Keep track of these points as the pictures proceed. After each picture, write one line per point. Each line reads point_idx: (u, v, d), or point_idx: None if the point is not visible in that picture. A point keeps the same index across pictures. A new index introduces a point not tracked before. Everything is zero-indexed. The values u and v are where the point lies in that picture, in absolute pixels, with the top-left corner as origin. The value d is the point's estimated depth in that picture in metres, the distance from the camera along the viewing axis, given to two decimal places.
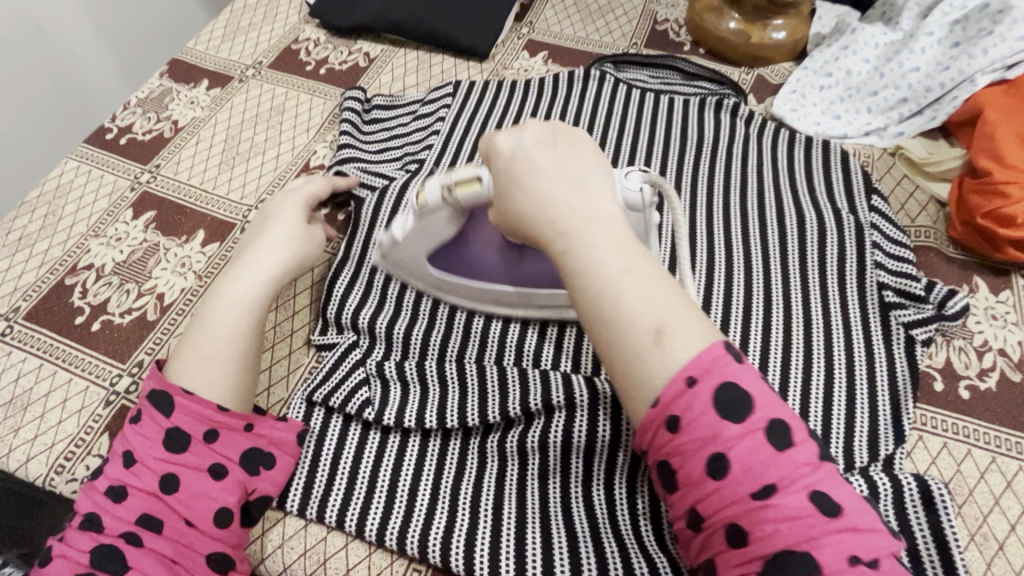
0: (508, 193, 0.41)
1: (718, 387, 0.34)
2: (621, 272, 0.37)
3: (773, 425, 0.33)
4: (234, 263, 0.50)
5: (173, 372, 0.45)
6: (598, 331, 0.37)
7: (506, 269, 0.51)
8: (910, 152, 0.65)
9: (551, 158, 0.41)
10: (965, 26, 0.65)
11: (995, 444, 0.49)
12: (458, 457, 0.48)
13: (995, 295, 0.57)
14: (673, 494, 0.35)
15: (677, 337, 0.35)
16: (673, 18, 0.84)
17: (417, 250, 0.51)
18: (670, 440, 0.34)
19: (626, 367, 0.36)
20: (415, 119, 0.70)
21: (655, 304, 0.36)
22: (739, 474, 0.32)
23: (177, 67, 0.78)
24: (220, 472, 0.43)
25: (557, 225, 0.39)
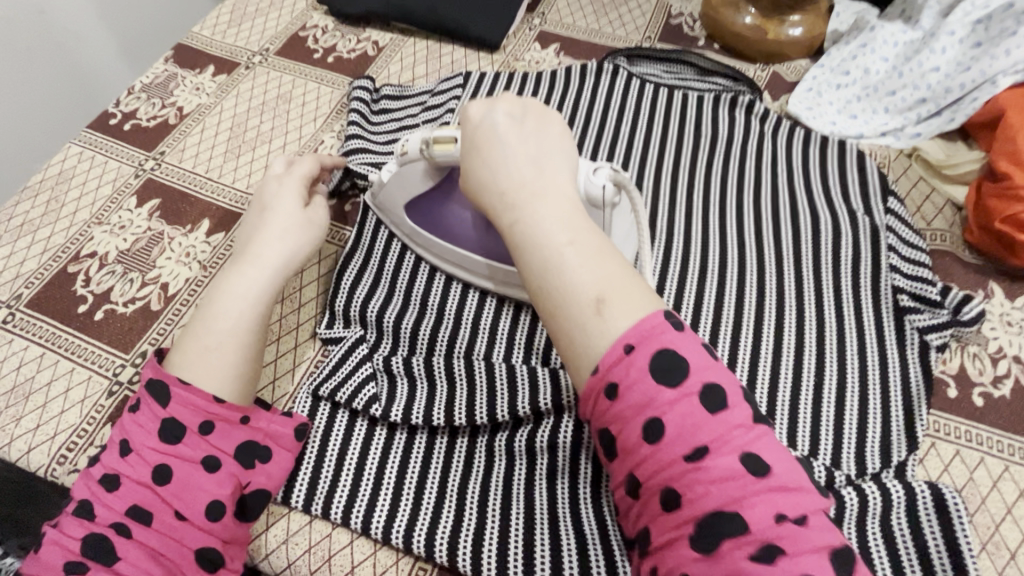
0: (469, 164, 0.42)
1: (655, 352, 0.32)
2: (565, 241, 0.36)
3: (710, 391, 0.32)
4: (240, 253, 0.49)
5: (173, 364, 0.44)
6: (538, 297, 0.36)
7: (478, 239, 0.52)
8: (927, 154, 0.64)
9: (513, 130, 0.41)
10: (988, 25, 0.63)
11: (1008, 452, 0.49)
12: (465, 456, 0.47)
13: (1010, 301, 0.56)
14: (610, 463, 0.34)
15: (619, 307, 0.33)
16: (687, 12, 0.83)
17: (398, 199, 0.54)
18: (606, 405, 0.33)
19: (567, 335, 0.34)
20: (424, 110, 0.69)
21: (597, 273, 0.35)
22: (671, 439, 0.31)
23: (183, 52, 0.77)
24: (215, 464, 0.42)
25: (509, 192, 0.38)
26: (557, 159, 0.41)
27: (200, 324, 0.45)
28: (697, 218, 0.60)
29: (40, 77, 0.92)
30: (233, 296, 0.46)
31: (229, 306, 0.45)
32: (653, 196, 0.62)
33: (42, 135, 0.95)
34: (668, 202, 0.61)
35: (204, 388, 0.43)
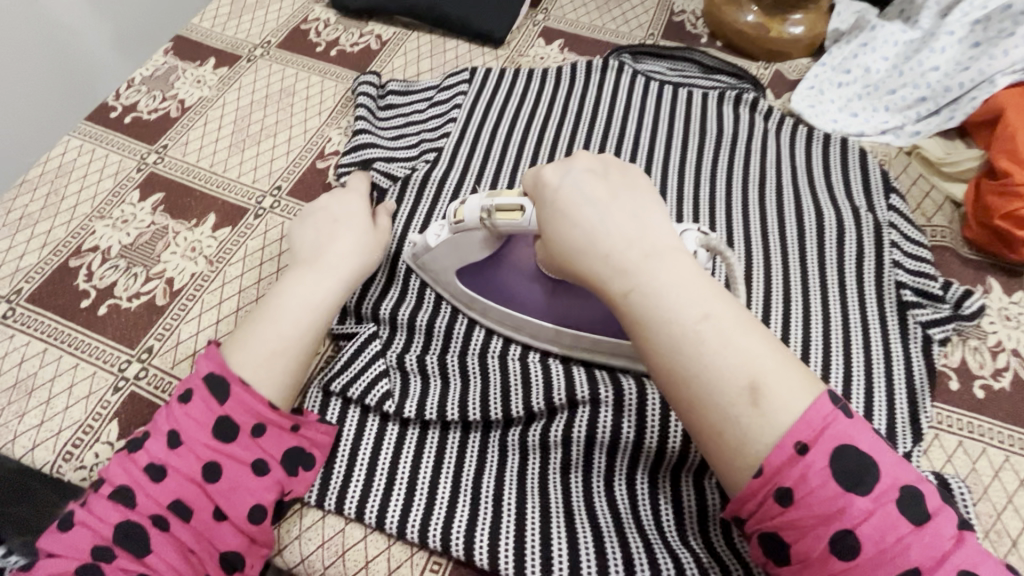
0: (561, 229, 0.41)
1: (832, 453, 0.33)
2: (703, 323, 0.36)
3: (903, 496, 0.33)
4: (308, 259, 0.51)
5: (236, 360, 0.45)
6: (684, 383, 0.36)
7: (540, 303, 0.50)
8: (927, 152, 0.65)
9: (602, 193, 0.42)
10: (986, 26, 0.65)
11: (1008, 443, 0.50)
12: (478, 452, 0.47)
13: (1008, 296, 0.57)
14: (784, 566, 0.35)
15: (774, 386, 0.35)
16: (690, 10, 0.83)
17: (448, 262, 0.51)
18: (782, 512, 0.34)
19: (724, 422, 0.35)
20: (431, 105, 0.69)
21: (743, 351, 0.36)
22: (870, 554, 0.32)
23: (183, 44, 0.76)
24: (262, 468, 0.43)
25: (624, 266, 0.39)
26: (652, 215, 0.41)
27: (263, 327, 0.47)
28: (704, 214, 0.61)
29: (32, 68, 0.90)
30: (297, 305, 0.48)
31: (291, 313, 0.47)
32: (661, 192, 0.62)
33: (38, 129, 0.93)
34: (676, 198, 0.62)
35: (261, 392, 0.44)
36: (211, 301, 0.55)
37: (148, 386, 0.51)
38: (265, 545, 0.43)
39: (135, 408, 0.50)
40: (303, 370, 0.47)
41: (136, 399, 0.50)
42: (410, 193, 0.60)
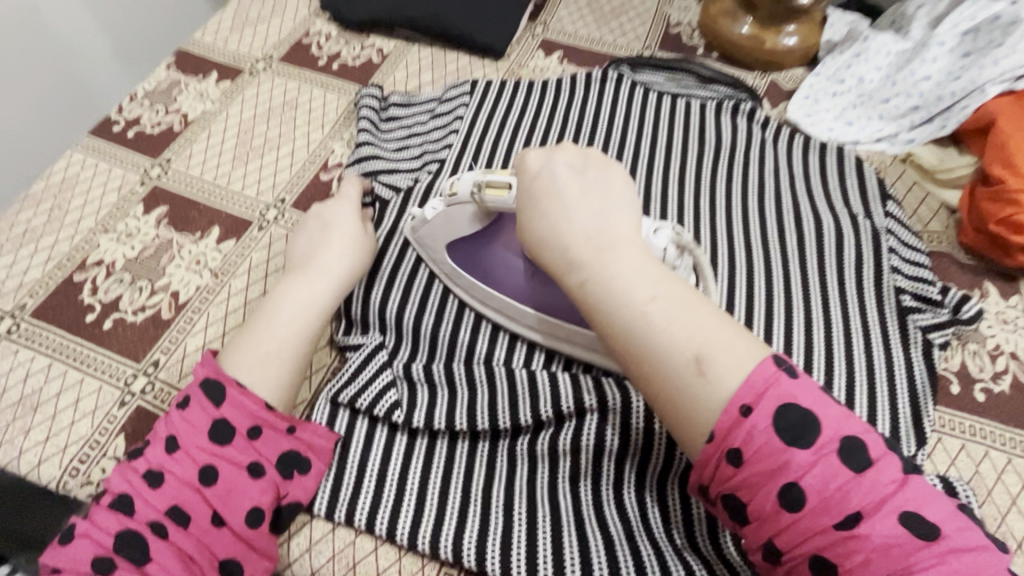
0: (529, 219, 0.42)
1: (774, 412, 0.33)
2: (651, 301, 0.37)
3: (844, 446, 0.33)
4: (301, 265, 0.52)
5: (230, 364, 0.46)
6: (633, 361, 0.37)
7: (522, 287, 0.51)
8: (920, 160, 0.66)
9: (566, 180, 0.43)
10: (975, 36, 0.67)
11: (1009, 445, 0.51)
12: (487, 461, 0.47)
13: (1005, 300, 0.58)
14: (741, 530, 0.35)
15: (722, 363, 0.35)
16: (685, 22, 0.85)
17: (440, 237, 0.53)
18: (730, 472, 0.34)
19: (672, 400, 0.35)
20: (434, 117, 0.70)
21: (692, 330, 0.36)
22: (813, 502, 0.32)
23: (185, 59, 0.76)
24: (258, 470, 0.43)
25: (578, 252, 0.40)
26: (616, 206, 0.42)
27: (258, 332, 0.47)
28: (705, 222, 0.61)
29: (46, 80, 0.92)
30: (291, 309, 0.49)
31: (286, 316, 0.49)
32: (662, 200, 0.63)
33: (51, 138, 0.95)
34: (676, 206, 0.62)
35: (257, 393, 0.45)
36: (217, 314, 0.55)
37: (154, 400, 0.51)
38: (265, 553, 0.43)
39: (142, 423, 0.50)
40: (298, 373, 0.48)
41: (143, 414, 0.50)
42: (412, 204, 0.60)
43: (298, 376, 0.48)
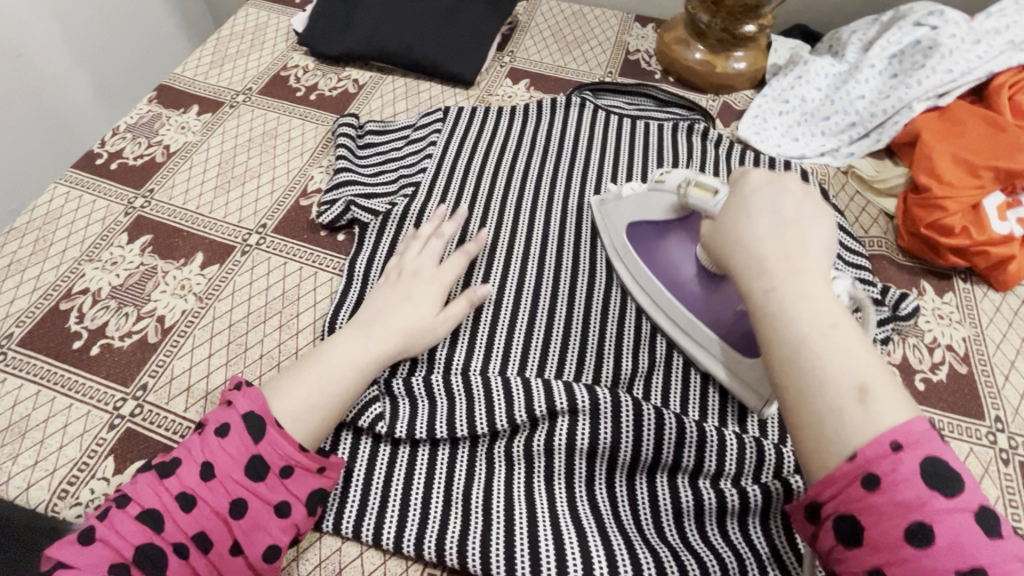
0: (733, 221, 0.45)
1: (926, 458, 0.32)
2: (828, 325, 0.37)
3: (983, 510, 0.31)
4: (369, 323, 0.53)
5: (278, 405, 0.46)
6: (789, 372, 0.37)
7: (679, 281, 0.56)
8: (860, 172, 0.72)
9: (782, 201, 0.44)
10: (901, 59, 0.73)
11: (949, 429, 0.55)
12: (467, 465, 0.50)
13: (939, 297, 0.64)
14: (846, 550, 0.33)
15: (885, 402, 0.34)
16: (643, 49, 0.91)
17: (627, 214, 0.60)
18: (860, 494, 0.32)
19: (820, 417, 0.34)
20: (408, 143, 0.73)
21: (862, 364, 0.35)
22: (941, 548, 0.30)
23: (167, 93, 0.80)
24: (285, 510, 0.44)
25: (768, 262, 0.41)
26: (822, 238, 0.42)
27: (302, 376, 0.48)
28: None
29: (32, 121, 0.95)
30: (341, 363, 0.50)
31: (335, 370, 0.49)
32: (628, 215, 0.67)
33: (34, 173, 0.98)
34: None
35: (292, 434, 0.46)
36: (203, 336, 0.57)
37: (143, 421, 0.52)
38: None
39: (130, 444, 0.51)
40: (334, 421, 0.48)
41: (132, 435, 0.51)
42: (390, 228, 0.64)
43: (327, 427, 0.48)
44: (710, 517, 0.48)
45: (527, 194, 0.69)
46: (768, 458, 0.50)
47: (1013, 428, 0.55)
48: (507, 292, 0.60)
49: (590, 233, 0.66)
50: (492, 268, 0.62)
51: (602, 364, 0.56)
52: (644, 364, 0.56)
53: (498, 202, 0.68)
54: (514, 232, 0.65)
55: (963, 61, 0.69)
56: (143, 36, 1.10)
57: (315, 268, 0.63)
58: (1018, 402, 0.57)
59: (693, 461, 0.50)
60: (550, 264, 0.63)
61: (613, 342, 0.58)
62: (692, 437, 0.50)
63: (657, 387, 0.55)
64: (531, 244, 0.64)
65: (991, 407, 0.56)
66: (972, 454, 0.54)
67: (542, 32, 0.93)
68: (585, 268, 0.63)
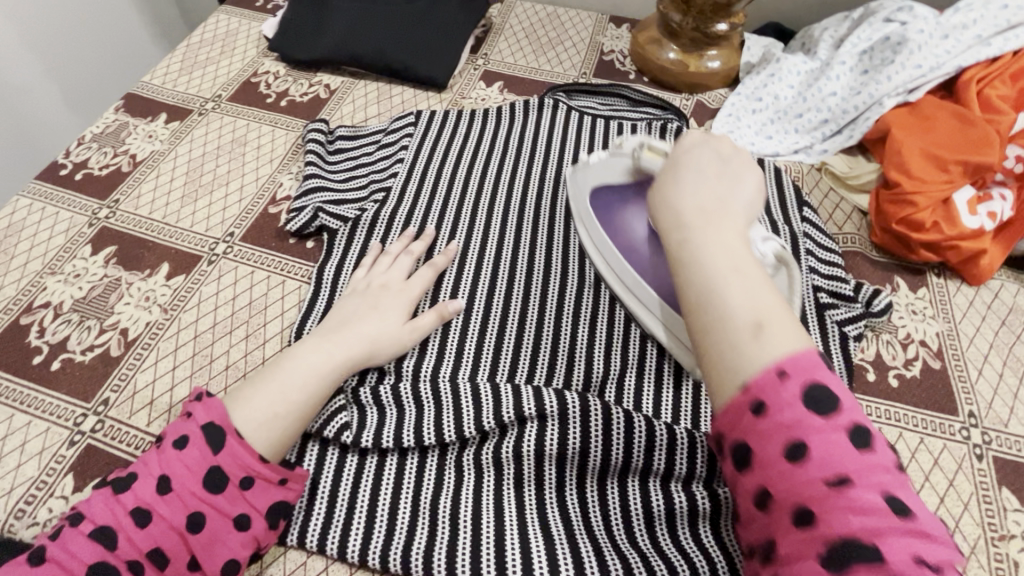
0: (662, 181, 0.47)
1: (808, 384, 0.33)
2: (734, 268, 0.38)
3: (858, 427, 0.32)
4: (334, 331, 0.52)
5: (237, 413, 0.45)
6: (693, 311, 0.38)
7: (632, 244, 0.56)
8: (833, 168, 0.72)
9: (711, 163, 0.46)
10: (872, 55, 0.73)
11: (922, 425, 0.55)
12: (435, 473, 0.49)
13: (913, 293, 0.64)
14: (738, 476, 0.34)
15: (781, 336, 0.35)
16: (618, 50, 0.91)
17: (590, 178, 0.60)
18: (748, 420, 0.33)
19: (719, 351, 0.36)
20: (379, 148, 0.73)
21: (764, 303, 0.36)
22: (814, 462, 0.31)
23: (134, 101, 0.78)
24: (245, 523, 0.43)
25: (686, 215, 0.42)
26: (743, 195, 0.44)
27: (268, 387, 0.47)
28: None
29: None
30: (304, 372, 0.49)
31: (296, 379, 0.48)
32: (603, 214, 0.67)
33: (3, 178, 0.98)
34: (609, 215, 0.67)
35: (252, 444, 0.45)
36: (167, 348, 0.56)
37: (104, 437, 0.51)
38: None
39: (91, 461, 0.50)
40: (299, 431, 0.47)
41: (92, 451, 0.50)
42: (360, 234, 0.63)
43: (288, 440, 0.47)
44: (682, 520, 0.48)
45: (499, 197, 0.68)
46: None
47: (986, 422, 0.55)
48: (477, 296, 0.60)
49: (562, 235, 0.65)
50: (463, 272, 0.61)
51: (572, 368, 0.55)
52: (615, 367, 0.56)
53: (469, 205, 0.67)
54: (486, 235, 0.65)
55: (932, 57, 0.69)
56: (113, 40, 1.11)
57: (283, 276, 0.62)
58: (991, 396, 0.56)
59: (664, 464, 0.49)
60: (522, 266, 0.62)
61: (584, 345, 0.57)
62: (662, 440, 0.50)
63: (629, 390, 0.54)
64: (503, 247, 0.64)
65: (964, 402, 0.56)
66: (945, 450, 0.53)
67: (515, 34, 0.92)
68: (557, 269, 0.62)
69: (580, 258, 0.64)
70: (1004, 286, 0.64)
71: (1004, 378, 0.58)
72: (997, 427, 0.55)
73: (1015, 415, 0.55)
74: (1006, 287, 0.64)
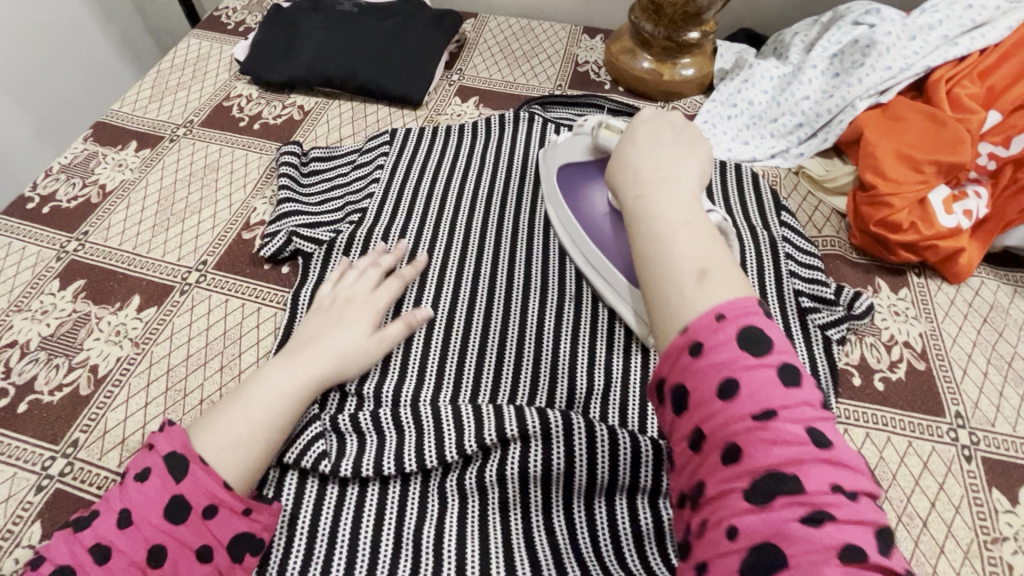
0: (621, 148, 0.50)
1: (744, 329, 0.35)
2: (680, 223, 0.41)
3: (786, 367, 0.34)
4: (297, 350, 0.51)
5: (201, 441, 0.44)
6: (645, 261, 0.41)
7: (597, 221, 0.59)
8: (809, 171, 0.72)
9: (666, 131, 0.49)
10: (841, 58, 0.73)
11: (910, 429, 0.54)
12: (418, 500, 0.48)
13: (894, 294, 0.63)
14: (677, 417, 0.35)
15: (722, 281, 0.38)
16: (593, 60, 0.91)
17: (558, 158, 0.64)
18: (686, 361, 0.35)
19: (666, 299, 0.39)
20: (354, 168, 0.72)
21: (705, 252, 0.40)
22: (744, 399, 0.33)
23: (103, 130, 0.77)
24: (207, 556, 0.41)
25: (642, 175, 0.46)
26: (696, 158, 0.47)
27: (231, 413, 0.46)
28: None
29: None
30: (269, 392, 0.47)
31: (262, 401, 0.47)
32: None
33: None
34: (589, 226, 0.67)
35: (219, 472, 0.43)
36: (138, 384, 0.55)
37: (73, 481, 0.49)
38: None
39: (59, 508, 0.48)
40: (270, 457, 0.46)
41: (60, 497, 0.48)
42: (335, 258, 0.62)
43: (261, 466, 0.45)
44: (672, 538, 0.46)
45: (476, 212, 0.68)
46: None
47: (973, 422, 0.55)
48: (457, 315, 0.59)
49: (541, 249, 0.65)
50: (441, 290, 0.60)
51: (555, 385, 0.55)
52: (599, 382, 0.55)
53: (446, 222, 0.66)
54: (464, 253, 0.64)
55: (900, 58, 0.70)
56: (77, 66, 1.12)
57: (258, 303, 0.61)
58: (977, 395, 0.56)
59: (651, 481, 0.48)
60: (501, 282, 0.62)
61: (566, 361, 0.56)
62: (648, 455, 0.49)
63: (614, 406, 0.54)
64: (481, 263, 0.63)
65: (950, 403, 0.56)
66: (934, 453, 0.53)
67: (490, 48, 0.92)
68: (536, 283, 0.62)
69: (560, 271, 0.63)
70: (984, 283, 0.64)
71: (988, 377, 0.57)
72: (984, 427, 0.54)
73: (1001, 414, 0.55)
74: (986, 284, 0.64)
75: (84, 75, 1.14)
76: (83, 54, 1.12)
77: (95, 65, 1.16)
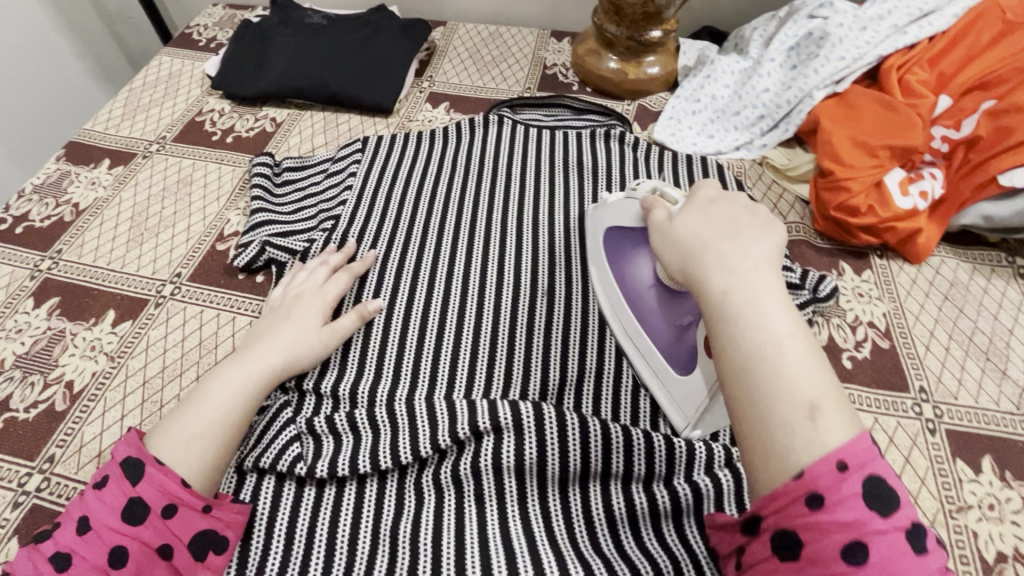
0: (693, 236, 0.43)
1: (868, 483, 0.32)
2: (782, 342, 0.36)
3: (913, 527, 0.32)
4: (244, 352, 0.52)
5: (155, 443, 0.45)
6: (742, 384, 0.36)
7: (643, 295, 0.55)
8: (773, 161, 0.74)
9: (738, 217, 0.43)
10: (798, 51, 0.76)
11: (876, 405, 0.56)
12: (395, 497, 0.49)
13: (858, 276, 0.65)
14: (784, 560, 0.33)
15: (835, 419, 0.34)
16: (561, 63, 0.93)
17: (606, 220, 0.59)
18: (804, 512, 0.32)
19: (772, 432, 0.34)
20: (327, 176, 0.73)
21: (815, 379, 0.35)
22: (874, 566, 0.31)
23: (75, 149, 0.78)
24: (167, 554, 0.42)
25: (725, 278, 0.39)
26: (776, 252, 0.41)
27: (187, 415, 0.46)
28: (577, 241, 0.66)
29: None
30: (223, 389, 0.48)
31: (216, 399, 0.48)
32: (548, 225, 0.68)
33: None
34: (564, 228, 0.68)
35: (176, 471, 0.44)
36: (115, 398, 0.55)
37: (50, 496, 0.49)
38: None
39: (36, 523, 0.48)
40: (224, 453, 0.46)
41: (37, 511, 0.48)
42: None
43: (222, 458, 0.46)
44: (644, 520, 0.48)
45: (449, 215, 0.69)
46: (697, 456, 0.50)
47: (937, 396, 0.56)
48: (431, 314, 0.60)
49: (513, 247, 0.66)
50: (415, 294, 0.61)
51: (528, 378, 0.56)
52: (572, 373, 0.56)
53: (419, 224, 0.68)
54: (437, 255, 0.65)
55: (853, 48, 0.72)
56: (45, 86, 1.12)
57: (233, 313, 0.61)
58: (940, 370, 0.58)
59: (623, 465, 0.49)
60: (475, 281, 0.63)
61: (539, 353, 0.57)
62: (618, 441, 0.49)
63: (587, 395, 0.55)
64: (455, 262, 0.64)
65: (914, 378, 0.57)
66: (900, 428, 0.54)
67: (459, 55, 0.94)
68: (509, 281, 0.63)
69: (533, 267, 0.64)
70: (944, 262, 0.66)
71: (950, 351, 0.59)
72: (948, 400, 0.56)
73: (963, 387, 0.56)
74: (946, 262, 0.66)
75: (51, 94, 1.14)
76: (50, 75, 1.12)
77: (63, 84, 1.15)
